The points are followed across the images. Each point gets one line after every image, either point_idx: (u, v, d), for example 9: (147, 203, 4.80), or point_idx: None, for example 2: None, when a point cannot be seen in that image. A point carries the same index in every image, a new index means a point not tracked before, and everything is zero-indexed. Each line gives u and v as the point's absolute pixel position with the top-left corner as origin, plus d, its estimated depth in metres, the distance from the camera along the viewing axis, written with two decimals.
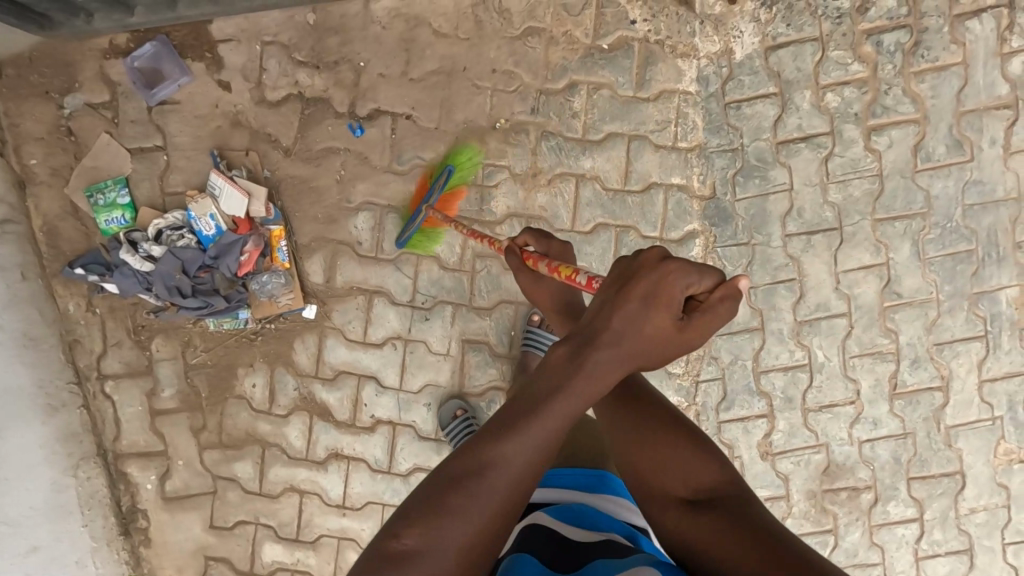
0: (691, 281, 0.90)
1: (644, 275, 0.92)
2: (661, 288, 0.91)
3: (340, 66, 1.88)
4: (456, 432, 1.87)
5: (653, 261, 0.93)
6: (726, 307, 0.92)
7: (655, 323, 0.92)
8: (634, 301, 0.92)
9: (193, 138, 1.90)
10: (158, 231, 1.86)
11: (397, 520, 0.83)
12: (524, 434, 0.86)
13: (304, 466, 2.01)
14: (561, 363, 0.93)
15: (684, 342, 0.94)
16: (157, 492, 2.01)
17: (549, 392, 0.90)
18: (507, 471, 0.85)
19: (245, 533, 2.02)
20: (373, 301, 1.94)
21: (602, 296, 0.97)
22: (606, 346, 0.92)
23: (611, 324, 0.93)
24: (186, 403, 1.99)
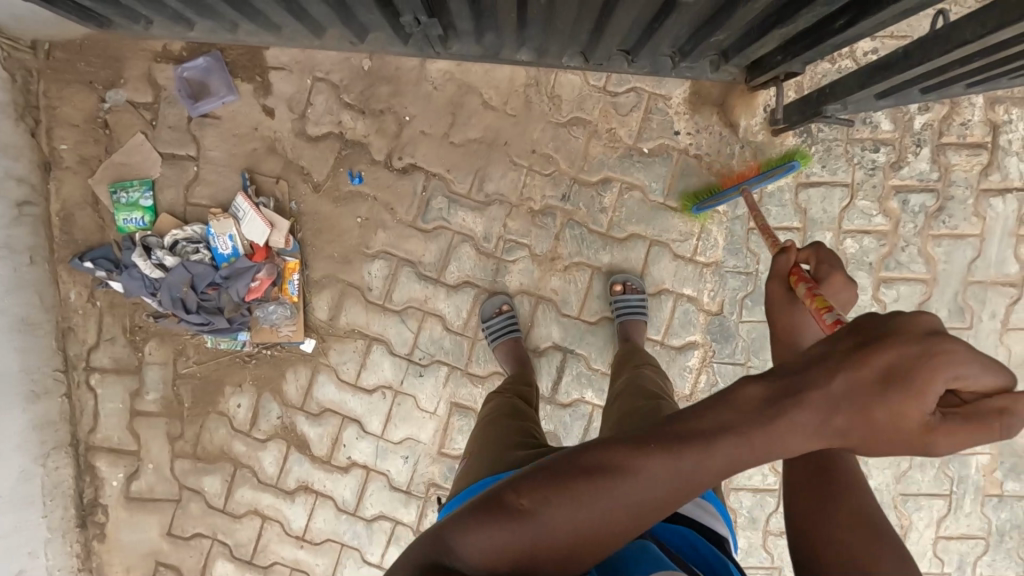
0: (962, 372, 0.63)
1: (897, 340, 0.67)
2: (924, 369, 0.64)
3: (386, 115, 1.90)
4: (497, 328, 1.87)
5: (917, 327, 0.68)
6: (987, 426, 0.63)
7: (889, 405, 0.66)
8: (880, 360, 0.67)
9: (226, 156, 1.91)
10: (176, 240, 1.88)
11: (518, 483, 0.81)
12: (671, 456, 0.76)
13: (271, 492, 2.02)
14: (750, 404, 0.75)
15: (922, 445, 0.65)
16: (122, 490, 2.02)
17: (718, 427, 0.76)
18: (640, 488, 0.76)
19: (200, 545, 2.04)
20: (372, 347, 1.97)
21: (825, 347, 0.74)
22: (816, 403, 0.70)
23: (832, 379, 0.70)
24: (167, 410, 1.99)
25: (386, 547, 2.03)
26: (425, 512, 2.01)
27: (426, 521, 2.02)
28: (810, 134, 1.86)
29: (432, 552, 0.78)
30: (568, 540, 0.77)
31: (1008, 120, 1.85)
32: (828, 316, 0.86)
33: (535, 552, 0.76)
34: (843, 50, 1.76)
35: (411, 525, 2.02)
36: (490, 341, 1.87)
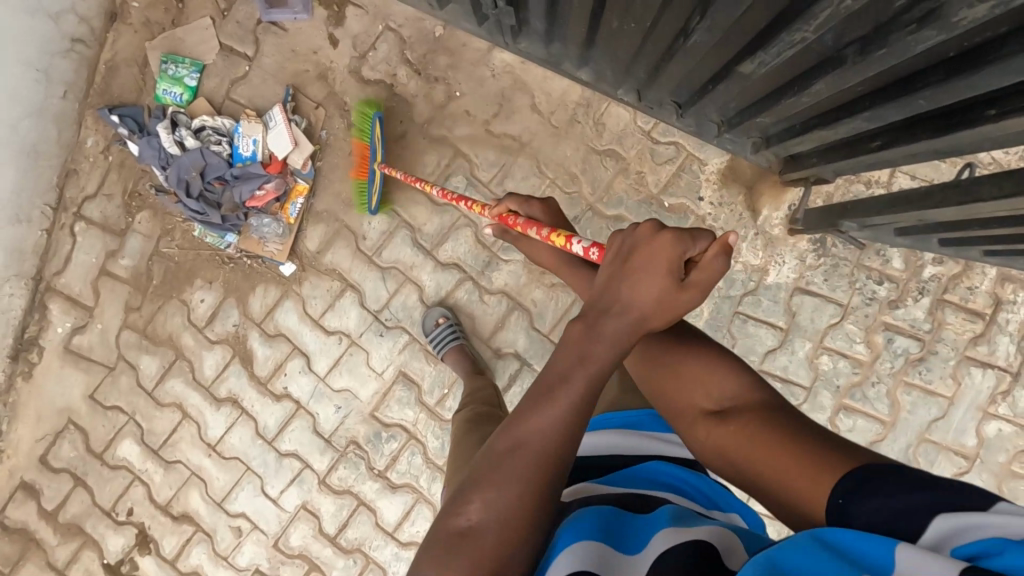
0: (685, 246, 0.83)
1: (638, 247, 0.85)
2: (658, 255, 0.83)
3: (438, 84, 1.94)
4: (439, 338, 1.88)
5: (643, 229, 0.85)
6: (718, 266, 0.84)
7: (654, 284, 0.82)
8: (638, 266, 0.83)
9: (278, 67, 1.95)
10: (203, 126, 1.92)
11: (444, 508, 0.74)
12: (553, 411, 0.75)
13: (200, 394, 2.03)
14: (575, 341, 0.80)
15: (686, 301, 0.84)
16: (62, 340, 2.04)
17: (567, 366, 0.78)
18: (542, 453, 0.73)
19: (116, 419, 2.05)
20: (345, 293, 1.99)
21: (606, 272, 0.86)
22: (613, 318, 0.82)
23: (616, 292, 0.83)
24: (134, 280, 2.02)
25: (287, 485, 2.03)
26: (335, 466, 2.02)
27: (333, 475, 2.02)
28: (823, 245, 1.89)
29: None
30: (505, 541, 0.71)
31: (1012, 300, 1.87)
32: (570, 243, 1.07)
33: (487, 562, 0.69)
34: (879, 178, 1.79)
35: (317, 474, 2.02)
36: (436, 352, 1.88)
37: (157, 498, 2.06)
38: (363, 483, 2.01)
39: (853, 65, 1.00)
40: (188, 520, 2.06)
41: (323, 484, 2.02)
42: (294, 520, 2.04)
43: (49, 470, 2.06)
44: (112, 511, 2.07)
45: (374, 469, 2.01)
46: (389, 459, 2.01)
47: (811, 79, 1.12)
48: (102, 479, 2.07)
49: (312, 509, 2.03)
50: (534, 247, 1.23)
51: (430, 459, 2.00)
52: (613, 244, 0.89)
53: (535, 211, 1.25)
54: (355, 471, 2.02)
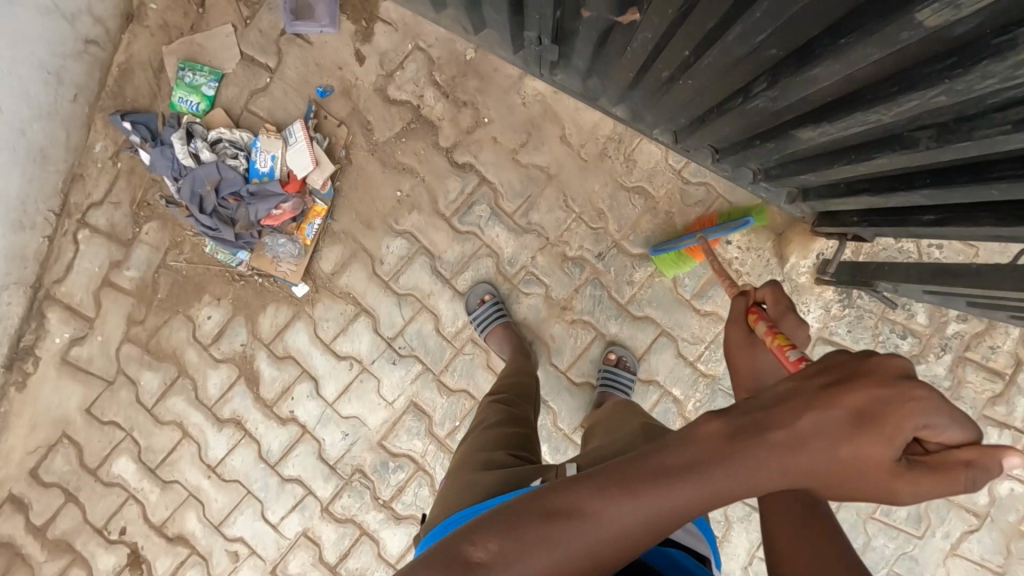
0: (936, 422, 0.60)
1: (856, 380, 0.65)
2: (883, 412, 0.62)
3: (466, 108, 1.88)
4: (484, 317, 1.85)
5: (882, 363, 0.65)
6: (970, 476, 0.58)
7: (851, 447, 0.63)
8: (833, 409, 0.65)
9: (301, 81, 1.88)
10: (220, 138, 1.85)
11: (473, 531, 0.78)
12: (642, 499, 0.74)
13: (202, 414, 1.97)
14: (712, 439, 0.73)
15: (890, 491, 0.62)
16: (60, 351, 1.96)
17: (677, 468, 0.74)
18: (606, 533, 0.74)
19: (113, 435, 1.98)
20: (358, 317, 1.93)
21: (793, 381, 0.71)
22: (774, 446, 0.68)
23: (795, 420, 0.67)
24: (139, 293, 1.94)
25: (289, 511, 1.98)
26: (339, 494, 1.97)
27: (337, 503, 1.97)
28: (849, 296, 1.87)
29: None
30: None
31: None
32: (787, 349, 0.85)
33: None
34: None
35: (320, 501, 1.97)
36: (481, 331, 1.85)
37: (152, 518, 2.00)
38: (368, 512, 1.96)
39: (928, 147, 0.96)
40: (184, 541, 2.00)
41: (326, 511, 1.97)
42: (294, 547, 1.98)
43: (40, 484, 1.99)
44: (104, 529, 2.00)
45: (379, 499, 1.97)
46: (395, 489, 1.96)
47: (874, 152, 1.09)
48: (95, 496, 2.00)
49: (313, 537, 1.98)
50: (745, 343, 0.94)
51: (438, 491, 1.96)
52: (817, 360, 0.71)
53: (772, 302, 0.96)
54: (359, 500, 1.97)
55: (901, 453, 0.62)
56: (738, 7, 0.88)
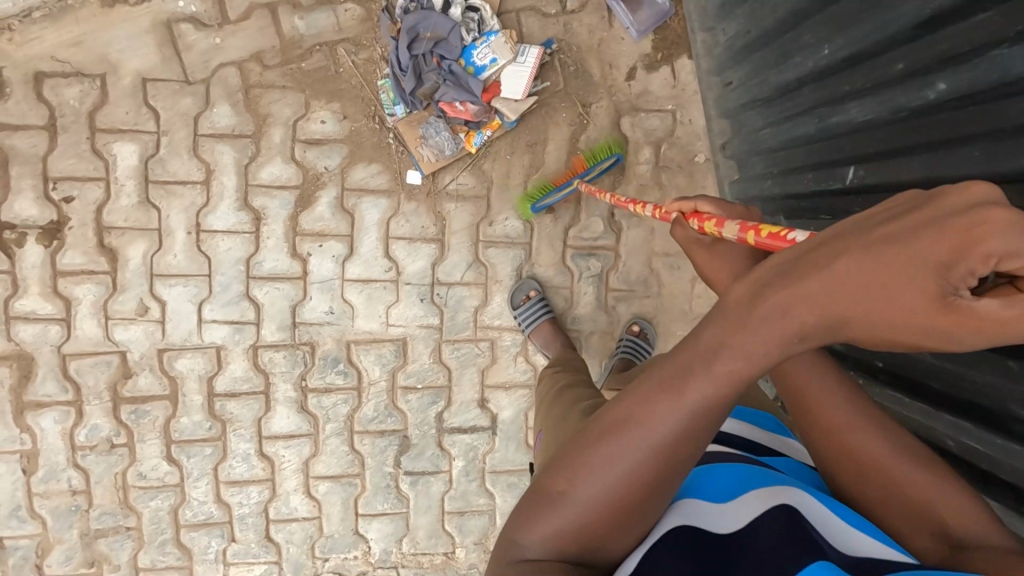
0: (1016, 243, 0.55)
1: (928, 217, 0.60)
2: (950, 238, 0.58)
3: (659, 188, 1.93)
4: (530, 314, 1.87)
5: (963, 196, 0.60)
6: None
7: (911, 284, 0.60)
8: (896, 248, 0.60)
9: (576, 41, 1.85)
10: (476, 10, 1.76)
11: (549, 466, 0.80)
12: (678, 399, 0.70)
13: (236, 183, 1.82)
14: (736, 307, 0.68)
15: (939, 329, 0.60)
16: (173, 14, 1.75)
17: (712, 349, 0.68)
18: (655, 435, 0.71)
19: (143, 120, 1.77)
20: (431, 242, 1.89)
21: (836, 233, 0.66)
22: (822, 290, 0.63)
23: (835, 265, 0.63)
24: (288, 44, 1.78)
25: (224, 322, 1.86)
26: (277, 347, 1.88)
27: (268, 352, 1.88)
28: None
29: (504, 554, 0.79)
30: (604, 509, 0.74)
31: None
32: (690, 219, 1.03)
33: (589, 525, 0.75)
34: None
35: (257, 337, 1.87)
36: (524, 327, 1.88)
37: (104, 215, 1.80)
38: (284, 382, 1.89)
39: None
40: (110, 259, 1.81)
41: (253, 350, 1.87)
42: (198, 350, 1.86)
43: (35, 93, 1.74)
44: (50, 182, 1.77)
45: (304, 381, 1.90)
46: (323, 385, 1.91)
47: None
48: (72, 149, 1.76)
49: (221, 357, 1.87)
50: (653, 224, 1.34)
51: (352, 418, 1.93)
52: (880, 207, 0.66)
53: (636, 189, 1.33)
54: (287, 367, 1.89)
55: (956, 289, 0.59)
56: (989, 420, 1.00)
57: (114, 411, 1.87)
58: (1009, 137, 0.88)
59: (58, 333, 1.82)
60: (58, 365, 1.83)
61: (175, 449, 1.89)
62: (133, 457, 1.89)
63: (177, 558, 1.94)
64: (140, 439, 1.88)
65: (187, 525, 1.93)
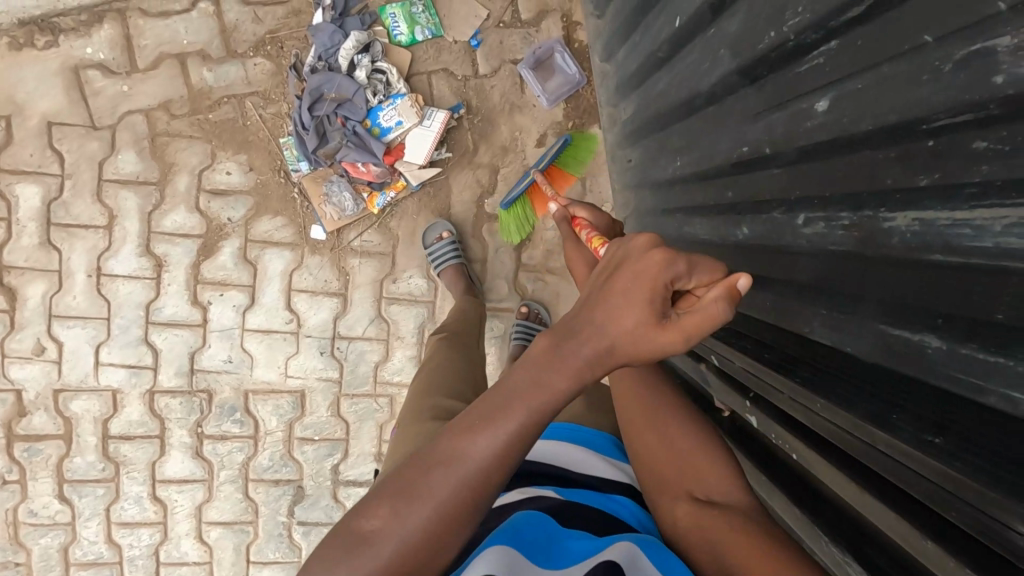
0: (677, 270, 0.71)
1: (635, 266, 0.73)
2: (649, 278, 0.71)
3: (565, 254, 1.94)
4: None
5: (637, 243, 0.76)
6: (720, 306, 0.68)
7: (635, 312, 0.71)
8: (624, 289, 0.73)
9: (487, 106, 1.85)
10: (384, 72, 1.76)
11: (361, 507, 0.73)
12: (492, 427, 0.71)
13: (139, 230, 1.82)
14: (539, 356, 0.74)
15: (671, 341, 0.70)
16: (80, 60, 1.75)
17: (517, 387, 0.72)
18: (472, 466, 0.70)
19: (47, 163, 1.78)
20: (333, 296, 1.89)
21: (589, 291, 0.77)
22: (589, 335, 0.73)
23: (593, 312, 0.74)
24: (195, 94, 1.79)
25: (121, 365, 1.86)
26: (174, 393, 1.89)
27: (164, 397, 1.89)
28: None
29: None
30: (418, 548, 0.68)
31: None
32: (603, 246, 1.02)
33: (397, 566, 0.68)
34: None
35: (154, 383, 1.88)
36: None
37: (5, 254, 1.80)
38: (179, 427, 1.90)
39: None
40: (9, 297, 1.82)
41: (149, 394, 1.88)
42: (95, 392, 1.87)
43: None
44: None
45: (200, 427, 1.91)
46: (219, 432, 1.92)
47: None
48: None
49: (117, 400, 1.88)
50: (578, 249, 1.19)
51: (247, 467, 1.93)
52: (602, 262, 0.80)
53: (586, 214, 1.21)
54: (184, 413, 1.90)
55: (665, 308, 0.70)
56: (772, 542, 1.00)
57: (7, 448, 1.87)
58: (793, 297, 0.84)
59: None
60: None
61: (67, 488, 1.90)
62: (25, 494, 1.90)
63: None
64: (32, 477, 1.89)
65: (76, 564, 1.94)
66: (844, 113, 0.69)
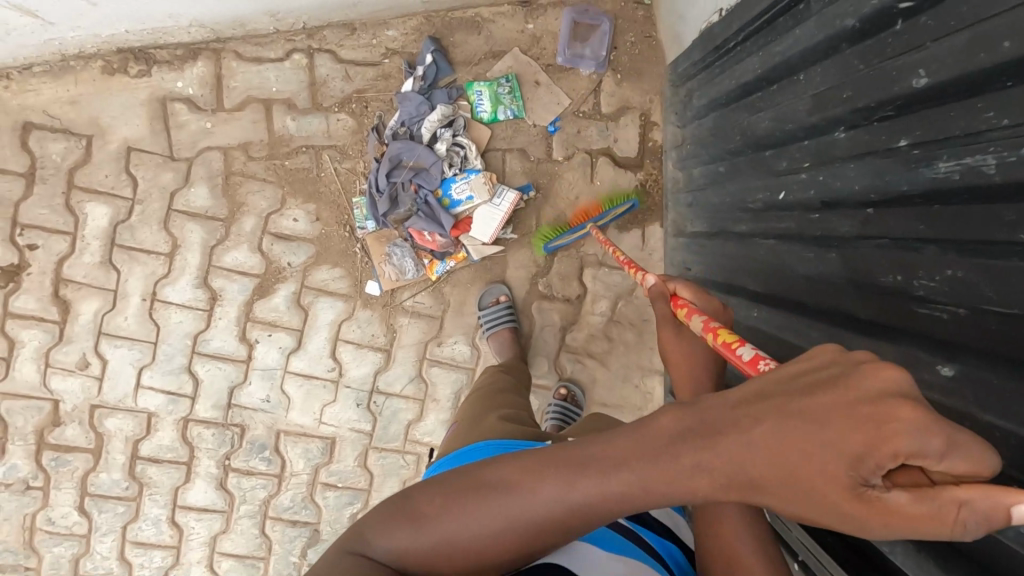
0: (928, 445, 0.43)
1: (842, 391, 0.49)
2: (853, 423, 0.47)
3: (608, 341, 1.97)
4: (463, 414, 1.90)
5: (879, 374, 0.48)
6: (960, 520, 0.44)
7: (811, 463, 0.49)
8: (806, 419, 0.50)
9: (554, 189, 1.89)
10: (463, 146, 1.81)
11: (428, 486, 0.75)
12: (566, 485, 0.65)
13: (200, 262, 1.85)
14: (656, 437, 0.61)
15: (862, 523, 0.48)
16: (170, 93, 1.79)
17: (617, 464, 0.62)
18: (535, 513, 0.67)
19: (121, 186, 1.81)
20: (377, 350, 1.92)
21: (762, 382, 0.56)
22: (730, 458, 0.54)
23: (752, 431, 0.53)
24: (276, 140, 1.82)
25: (161, 390, 1.89)
26: (208, 424, 1.91)
27: (198, 426, 1.91)
28: None
29: (346, 545, 0.71)
30: (456, 555, 0.70)
31: None
32: (739, 346, 0.75)
33: (432, 564, 0.70)
34: None
35: (190, 411, 1.90)
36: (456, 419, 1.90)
37: (65, 267, 1.83)
38: (208, 457, 1.92)
39: None
40: (61, 310, 1.84)
41: (184, 421, 1.91)
42: (130, 412, 1.89)
43: (20, 142, 1.77)
44: (19, 228, 1.80)
45: (229, 460, 1.93)
46: (246, 467, 1.94)
47: None
48: (47, 200, 1.79)
49: (152, 423, 1.90)
50: (685, 341, 0.84)
51: (267, 504, 1.96)
52: (806, 356, 0.55)
53: (691, 295, 0.91)
54: (214, 444, 1.92)
55: (870, 478, 0.46)
56: None
57: (36, 454, 1.89)
58: None
59: None
60: None
61: (88, 501, 1.92)
62: (46, 502, 1.91)
63: None
64: (55, 486, 1.91)
65: None
66: (970, 392, 0.70)
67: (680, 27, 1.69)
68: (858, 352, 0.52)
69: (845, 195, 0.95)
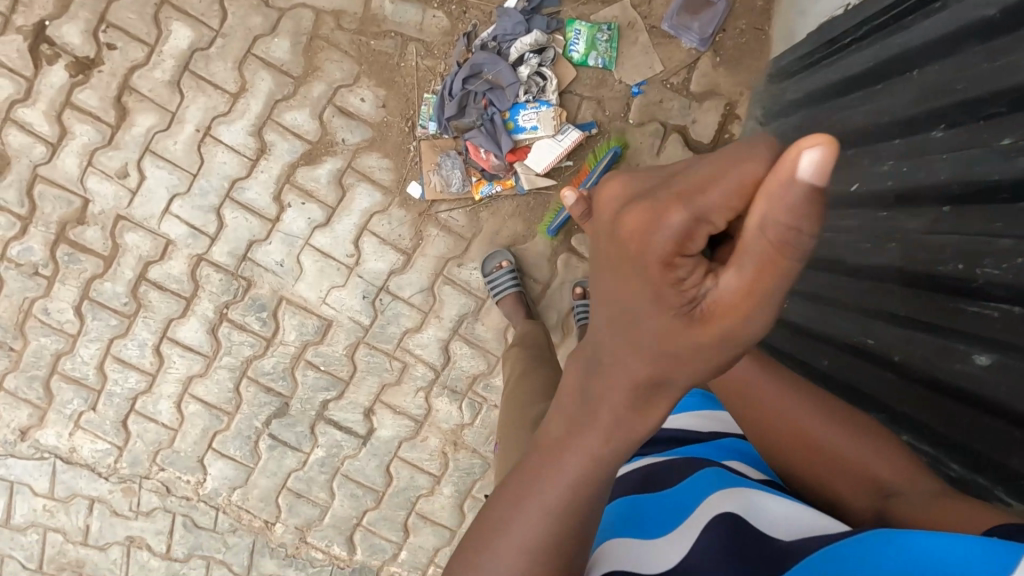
0: (713, 205, 0.43)
1: (621, 231, 0.49)
2: (640, 237, 0.47)
3: None
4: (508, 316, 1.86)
5: (619, 192, 0.50)
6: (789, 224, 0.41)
7: (655, 308, 0.49)
8: (625, 286, 0.50)
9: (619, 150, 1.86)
10: (545, 78, 1.80)
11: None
12: (558, 476, 0.60)
13: (261, 112, 1.87)
14: (575, 399, 0.59)
15: (733, 320, 0.47)
16: None
17: (566, 434, 0.60)
18: (550, 522, 0.61)
19: (211, 16, 1.83)
20: (398, 251, 1.93)
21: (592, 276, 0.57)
22: (619, 357, 0.54)
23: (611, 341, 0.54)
24: (369, 18, 1.83)
25: (186, 222, 1.92)
26: (218, 268, 1.94)
27: (209, 268, 1.94)
28: None
29: None
30: None
31: None
32: None
33: None
34: None
35: (206, 250, 1.93)
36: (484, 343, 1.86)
37: (134, 76, 1.85)
38: (209, 300, 1.95)
39: None
40: (118, 116, 1.87)
41: (197, 258, 1.93)
42: (152, 233, 1.92)
43: None
44: (104, 25, 1.83)
45: (227, 309, 1.96)
46: (241, 321, 1.96)
47: None
48: (139, 7, 1.82)
49: (168, 251, 1.93)
50: None
51: (249, 363, 1.98)
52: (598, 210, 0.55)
53: None
54: (218, 289, 1.95)
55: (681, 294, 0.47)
56: None
57: (52, 244, 1.93)
58: None
59: (41, 153, 1.88)
60: (27, 180, 1.90)
61: (86, 305, 1.96)
62: (47, 292, 1.95)
63: (38, 396, 2.01)
64: (61, 280, 1.95)
65: (61, 374, 2.00)
66: (1004, 381, 0.81)
67: (797, 24, 1.65)
68: (617, 184, 0.51)
69: (926, 188, 0.94)
